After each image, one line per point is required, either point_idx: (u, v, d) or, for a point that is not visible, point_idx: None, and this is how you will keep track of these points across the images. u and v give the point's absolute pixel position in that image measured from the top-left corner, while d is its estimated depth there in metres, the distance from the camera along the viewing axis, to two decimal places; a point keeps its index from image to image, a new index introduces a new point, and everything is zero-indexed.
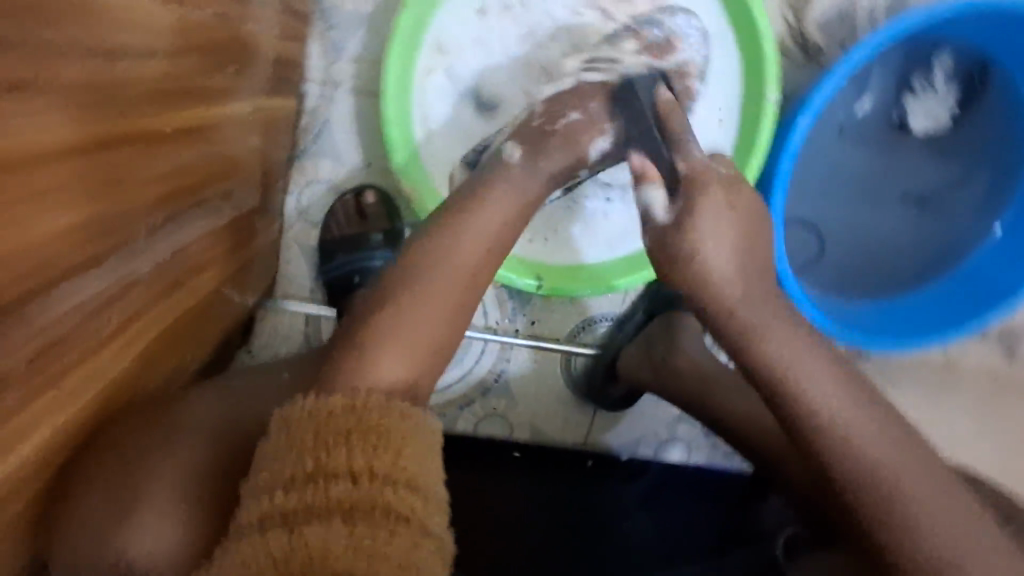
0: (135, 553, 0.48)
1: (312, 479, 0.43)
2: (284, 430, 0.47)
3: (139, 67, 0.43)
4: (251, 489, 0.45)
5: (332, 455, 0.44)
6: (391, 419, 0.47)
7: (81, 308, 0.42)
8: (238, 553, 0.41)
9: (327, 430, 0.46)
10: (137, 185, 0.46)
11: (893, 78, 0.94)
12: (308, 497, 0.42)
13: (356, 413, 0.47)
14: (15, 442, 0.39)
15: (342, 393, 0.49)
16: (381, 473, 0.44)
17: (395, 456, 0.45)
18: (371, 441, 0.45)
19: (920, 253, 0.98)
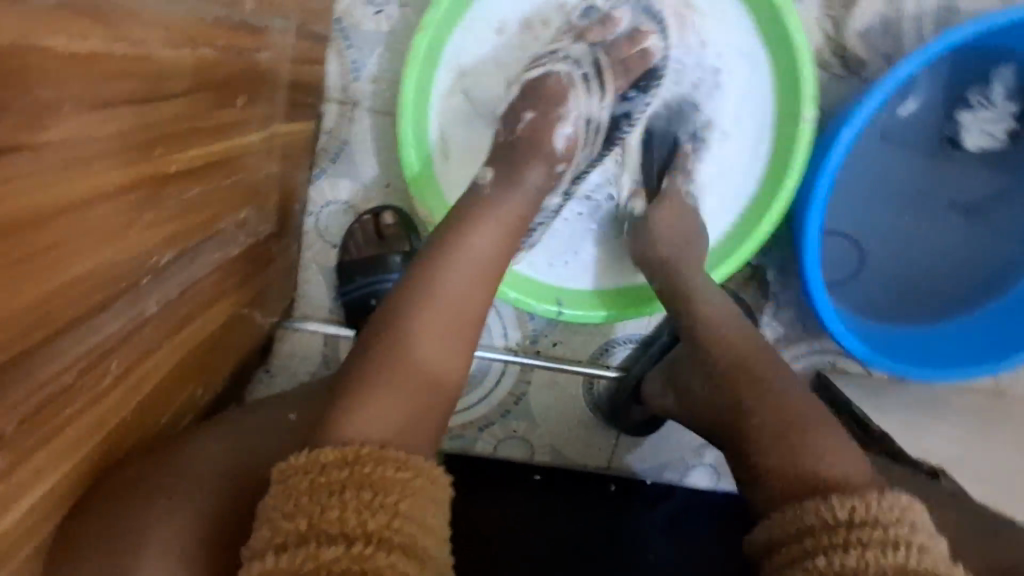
0: None
1: (303, 542, 0.42)
2: (282, 487, 0.45)
3: (149, 110, 0.41)
4: (248, 552, 0.43)
5: (325, 514, 0.43)
6: (386, 472, 0.45)
7: (81, 360, 0.41)
8: None
9: (320, 488, 0.44)
10: (143, 228, 0.44)
11: (942, 90, 0.89)
12: (297, 561, 0.41)
13: (351, 466, 0.45)
14: (7, 501, 0.38)
15: (334, 444, 0.47)
16: (374, 535, 0.42)
17: (391, 515, 0.43)
18: (366, 497, 0.44)
19: (964, 274, 0.93)
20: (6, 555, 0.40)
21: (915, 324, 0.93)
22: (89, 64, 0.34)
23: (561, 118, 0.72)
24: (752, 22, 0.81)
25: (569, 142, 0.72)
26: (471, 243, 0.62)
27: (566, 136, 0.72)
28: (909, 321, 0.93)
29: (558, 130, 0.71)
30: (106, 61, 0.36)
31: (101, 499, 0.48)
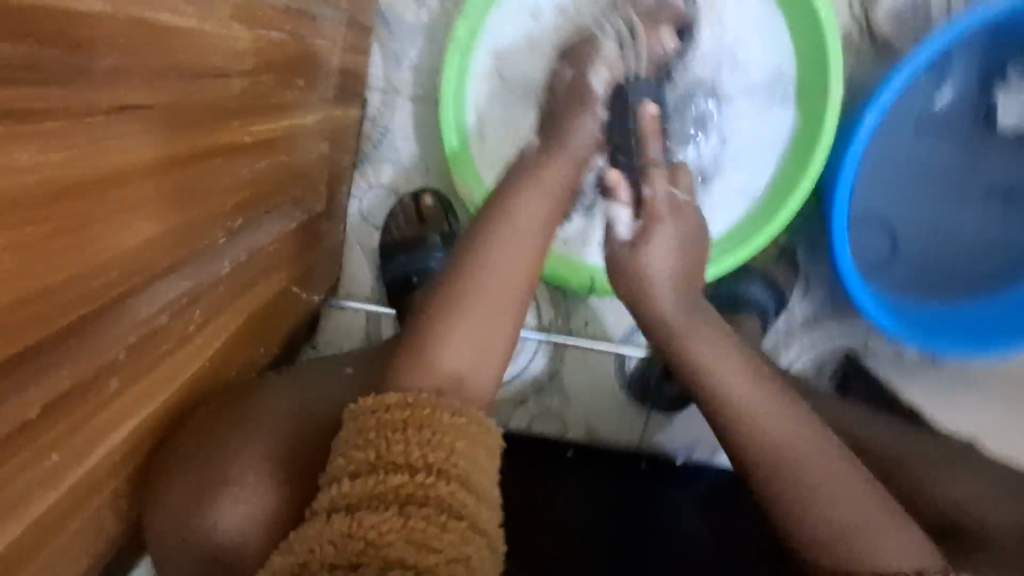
0: (216, 535, 0.50)
1: (373, 470, 0.46)
2: (353, 424, 0.49)
3: (227, 85, 0.47)
4: (324, 477, 0.48)
5: (391, 448, 0.47)
6: (441, 415, 0.50)
7: (171, 306, 0.46)
8: (308, 537, 0.43)
9: (385, 427, 0.48)
10: (220, 192, 0.50)
11: (977, 68, 0.89)
12: (368, 487, 0.45)
13: (412, 409, 0.49)
14: (114, 423, 0.43)
15: (396, 390, 0.51)
16: (435, 467, 0.46)
17: (448, 451, 0.47)
18: (426, 435, 0.48)
19: (1001, 253, 0.93)
20: (109, 473, 0.45)
21: (949, 303, 0.94)
22: (183, 40, 0.40)
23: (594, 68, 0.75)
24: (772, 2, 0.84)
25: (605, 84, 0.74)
26: (521, 220, 0.66)
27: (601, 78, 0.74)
28: (944, 300, 0.94)
29: (592, 74, 0.74)
30: (193, 40, 0.41)
31: (170, 452, 0.51)
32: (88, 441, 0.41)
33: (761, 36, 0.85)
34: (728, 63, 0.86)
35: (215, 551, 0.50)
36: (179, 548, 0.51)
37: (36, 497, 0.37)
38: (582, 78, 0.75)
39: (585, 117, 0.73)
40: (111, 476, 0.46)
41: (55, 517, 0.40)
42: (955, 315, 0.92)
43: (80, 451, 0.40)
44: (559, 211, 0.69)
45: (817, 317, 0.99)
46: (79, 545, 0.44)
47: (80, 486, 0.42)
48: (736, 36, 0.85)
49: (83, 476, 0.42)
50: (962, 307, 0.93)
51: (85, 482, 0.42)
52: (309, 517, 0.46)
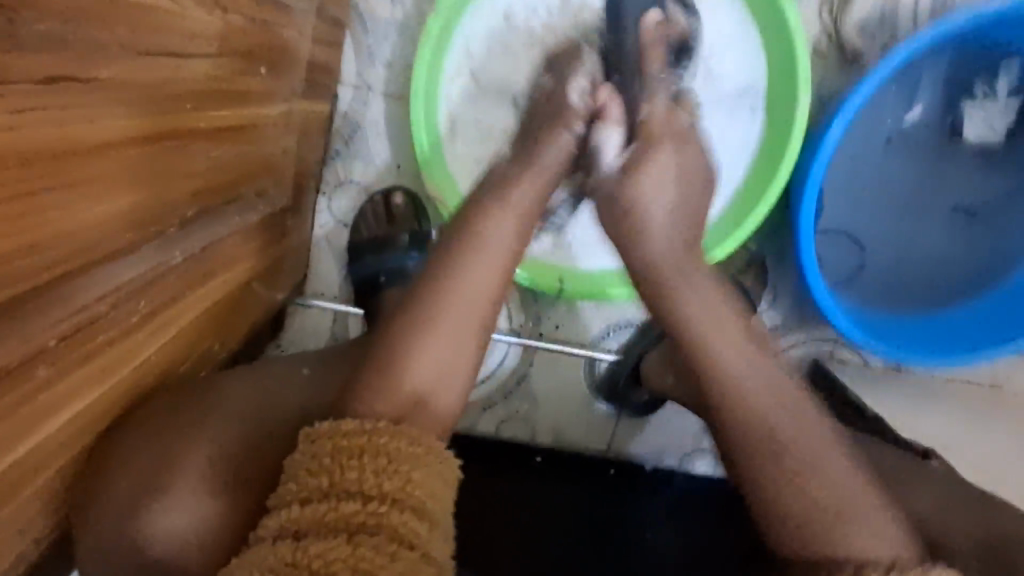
0: (155, 534, 0.48)
1: (325, 497, 0.43)
2: (307, 448, 0.46)
3: (181, 66, 0.45)
4: (274, 501, 0.45)
5: (344, 475, 0.44)
6: (401, 443, 0.46)
7: (112, 294, 0.44)
8: (251, 562, 0.40)
9: (342, 451, 0.45)
10: (174, 179, 0.48)
11: (944, 84, 0.91)
12: (318, 515, 0.42)
13: (370, 436, 0.46)
14: (47, 414, 0.41)
15: (357, 417, 0.48)
16: (390, 496, 0.43)
17: (404, 480, 0.44)
18: (382, 462, 0.45)
19: (962, 270, 0.95)
20: (43, 465, 0.43)
21: (912, 314, 0.95)
22: (133, 16, 0.38)
23: (576, 78, 0.73)
24: (741, 11, 0.84)
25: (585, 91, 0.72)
26: (493, 223, 0.64)
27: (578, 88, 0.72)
28: (907, 312, 0.95)
29: (571, 86, 0.73)
30: (141, 17, 0.39)
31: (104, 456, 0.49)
32: (16, 429, 0.38)
33: (732, 45, 0.86)
34: (699, 71, 0.86)
35: (153, 553, 0.48)
36: (115, 553, 0.48)
37: None
38: (562, 92, 0.73)
39: (562, 132, 0.70)
40: (46, 468, 0.43)
41: None
42: (920, 326, 0.93)
43: (8, 441, 0.38)
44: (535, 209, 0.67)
45: (784, 327, 1.00)
46: (5, 543, 0.42)
47: (8, 476, 0.39)
48: (711, 51, 0.86)
49: (12, 466, 0.39)
50: (924, 320, 0.94)
51: (12, 472, 0.40)
52: (254, 542, 0.43)
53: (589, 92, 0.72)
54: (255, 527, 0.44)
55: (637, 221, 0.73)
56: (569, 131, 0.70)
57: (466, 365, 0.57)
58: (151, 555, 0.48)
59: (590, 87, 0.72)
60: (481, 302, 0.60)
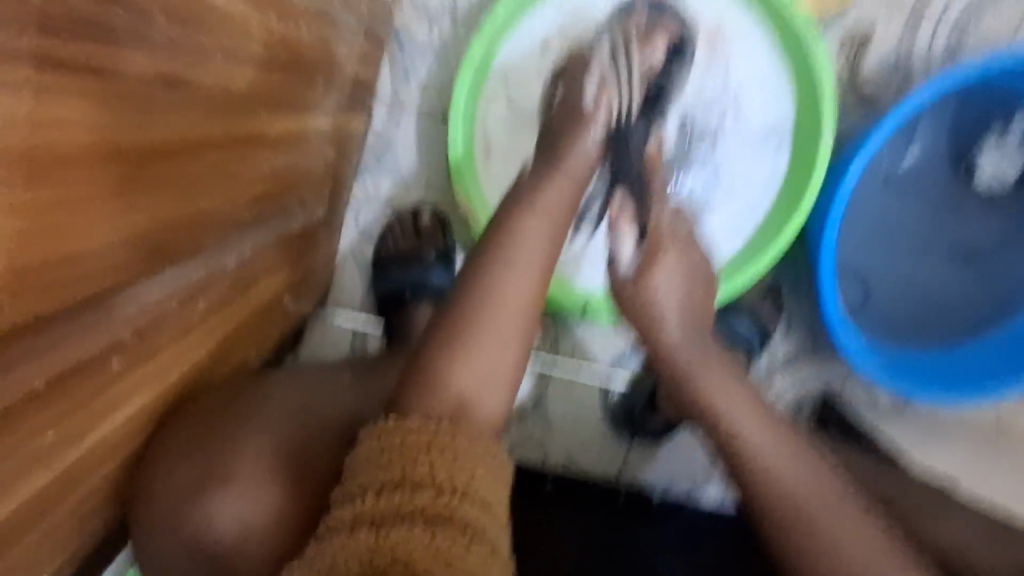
0: (209, 531, 0.48)
1: (397, 489, 0.45)
2: (373, 442, 0.48)
3: (254, 73, 0.46)
4: (342, 494, 0.46)
5: (414, 469, 0.46)
6: (462, 441, 0.48)
7: (177, 290, 0.44)
8: (328, 553, 0.42)
9: (411, 446, 0.47)
10: (239, 181, 0.49)
11: (944, 130, 0.95)
12: (392, 505, 0.44)
13: (435, 432, 0.48)
14: (109, 407, 0.41)
15: (418, 415, 0.50)
16: (459, 490, 0.45)
17: (470, 475, 0.47)
18: (449, 458, 0.47)
19: (967, 308, 0.97)
20: (98, 460, 0.43)
21: (918, 350, 0.97)
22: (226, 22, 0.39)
23: (585, 83, 0.76)
24: (773, 47, 0.88)
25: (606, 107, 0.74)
26: (535, 240, 0.65)
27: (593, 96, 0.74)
28: (913, 347, 0.97)
29: (584, 89, 0.75)
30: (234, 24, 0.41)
31: (165, 433, 0.51)
32: (82, 420, 0.39)
33: (764, 81, 0.89)
34: (731, 107, 0.90)
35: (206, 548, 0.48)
36: (171, 544, 0.49)
37: (28, 475, 0.35)
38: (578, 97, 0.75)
39: (591, 143, 0.72)
40: (102, 464, 0.43)
41: (42, 502, 0.38)
42: (927, 362, 0.95)
43: (76, 429, 0.38)
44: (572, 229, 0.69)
45: (796, 356, 1.02)
46: (57, 536, 0.42)
47: (73, 468, 0.40)
48: (740, 87, 0.89)
49: (76, 459, 0.40)
50: (929, 355, 0.96)
51: (74, 465, 0.40)
52: (324, 532, 0.45)
53: (599, 97, 0.74)
54: (321, 519, 0.46)
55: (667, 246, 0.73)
56: (596, 146, 0.72)
57: (510, 377, 0.58)
58: (205, 549, 0.48)
59: (599, 90, 0.74)
60: (522, 317, 0.61)
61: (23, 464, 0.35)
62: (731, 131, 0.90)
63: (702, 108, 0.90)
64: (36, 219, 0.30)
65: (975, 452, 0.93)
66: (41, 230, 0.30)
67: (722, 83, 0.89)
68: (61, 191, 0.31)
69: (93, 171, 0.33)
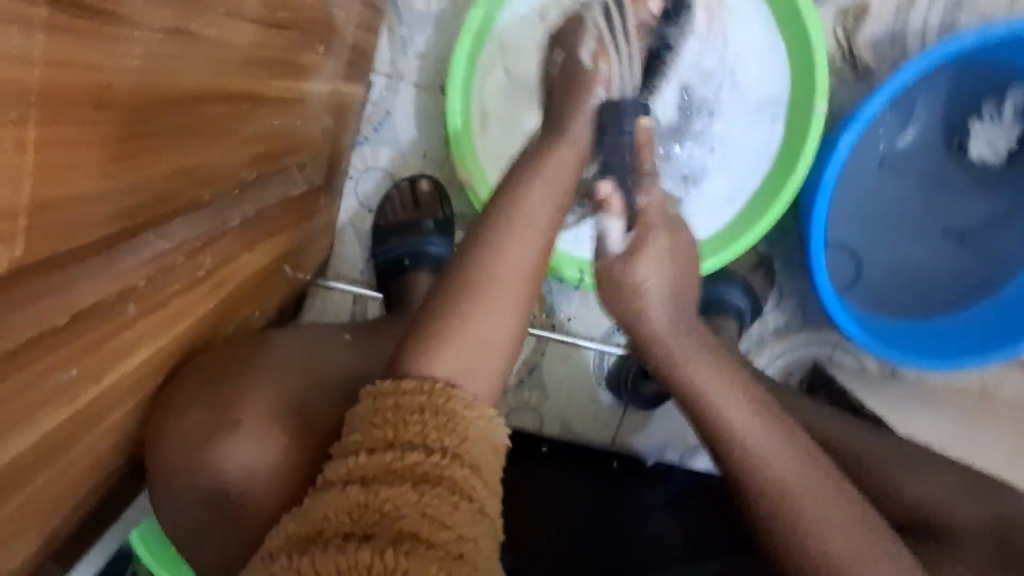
0: (218, 475, 0.51)
1: (390, 448, 0.47)
2: (370, 403, 0.51)
3: (258, 33, 0.47)
4: (339, 451, 0.49)
5: (408, 429, 0.48)
6: (456, 404, 0.51)
7: (184, 245, 0.46)
8: (322, 506, 0.45)
9: (404, 408, 0.50)
10: (242, 141, 0.50)
11: (940, 111, 0.96)
12: (384, 462, 0.46)
13: (429, 396, 0.51)
14: (120, 355, 0.42)
15: (413, 378, 0.53)
16: (450, 451, 0.48)
17: (461, 437, 0.49)
18: (442, 420, 0.49)
19: (958, 285, 0.99)
20: (112, 406, 0.45)
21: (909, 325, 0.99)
22: None
23: (581, 41, 0.73)
24: (769, 19, 0.89)
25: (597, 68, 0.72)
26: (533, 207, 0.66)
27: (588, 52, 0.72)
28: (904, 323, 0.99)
29: (581, 48, 0.72)
30: None
31: (181, 375, 0.52)
32: (96, 360, 0.40)
33: (760, 53, 0.90)
34: (727, 78, 0.91)
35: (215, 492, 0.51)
36: (183, 488, 0.51)
37: (44, 411, 0.37)
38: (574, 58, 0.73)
39: (589, 104, 0.71)
40: (114, 410, 0.45)
41: (53, 441, 0.39)
42: (917, 335, 0.97)
43: (88, 373, 0.39)
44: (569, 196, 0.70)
45: (788, 329, 1.04)
46: (73, 477, 0.44)
47: (86, 412, 0.41)
48: (737, 59, 0.90)
49: (88, 401, 0.41)
50: (920, 330, 0.98)
51: (90, 404, 0.41)
52: (321, 486, 0.47)
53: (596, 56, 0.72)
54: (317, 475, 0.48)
55: (654, 224, 0.70)
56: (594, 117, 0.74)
57: (509, 337, 0.60)
58: (215, 493, 0.51)
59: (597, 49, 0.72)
60: (521, 280, 0.62)
61: (40, 403, 0.36)
62: (726, 103, 0.91)
63: (699, 78, 0.90)
64: (60, 161, 0.31)
65: (959, 415, 0.96)
66: (63, 174, 0.31)
67: (719, 54, 0.90)
68: (81, 137, 0.31)
69: (111, 118, 0.33)
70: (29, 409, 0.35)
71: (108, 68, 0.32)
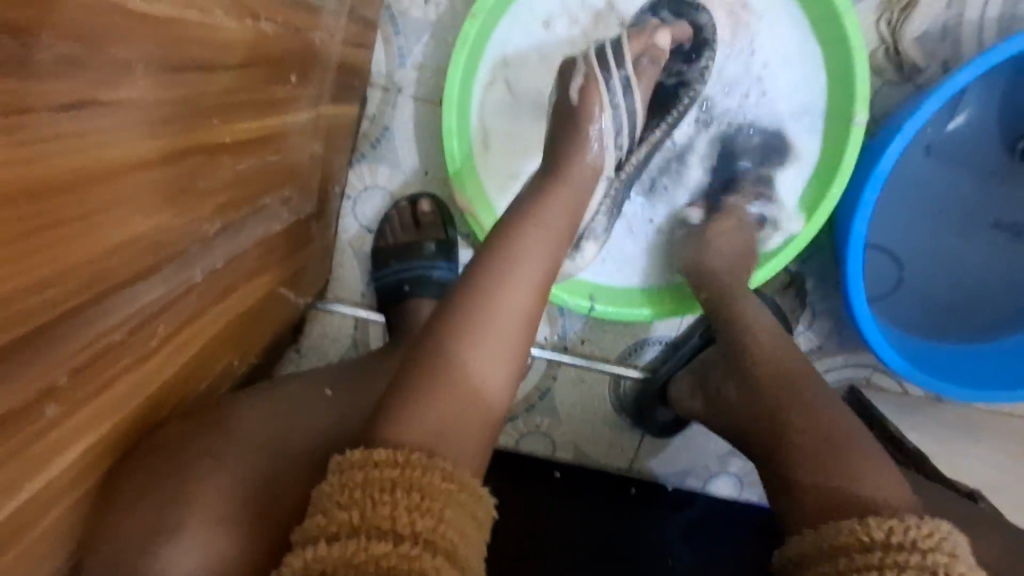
0: (177, 563, 0.46)
1: (354, 534, 0.42)
2: (336, 478, 0.45)
3: (210, 79, 0.41)
4: (299, 536, 0.44)
5: (376, 512, 0.43)
6: (432, 477, 0.45)
7: (131, 320, 0.41)
8: None
9: (372, 486, 0.44)
10: (200, 195, 0.45)
11: (996, 96, 0.85)
12: (347, 553, 0.41)
13: (402, 469, 0.45)
14: (59, 450, 0.38)
15: (387, 445, 0.47)
16: (422, 537, 0.42)
17: (437, 519, 0.43)
18: (415, 499, 0.44)
19: (1006, 292, 0.90)
20: (55, 502, 0.41)
21: (948, 337, 0.91)
22: (170, 33, 0.35)
23: (570, 76, 0.70)
24: (804, 18, 0.79)
25: (580, 95, 0.69)
26: (525, 247, 0.59)
27: (578, 89, 0.69)
28: (943, 335, 0.91)
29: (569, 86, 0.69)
30: (184, 32, 0.37)
31: (124, 471, 0.47)
32: (29, 467, 0.36)
33: (792, 58, 0.81)
34: (753, 89, 0.82)
35: None
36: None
37: None
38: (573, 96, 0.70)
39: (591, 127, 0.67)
40: (59, 506, 0.41)
41: None
42: (959, 353, 0.89)
43: (21, 478, 0.36)
44: (570, 231, 0.64)
45: (819, 349, 0.96)
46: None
47: (23, 515, 0.37)
48: (765, 67, 0.82)
49: (21, 505, 0.37)
50: (960, 344, 0.90)
51: (25, 509, 0.37)
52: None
53: (585, 90, 0.69)
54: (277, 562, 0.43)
55: None
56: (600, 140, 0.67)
57: (501, 395, 0.55)
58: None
59: (584, 81, 0.69)
60: (516, 332, 0.56)
61: None
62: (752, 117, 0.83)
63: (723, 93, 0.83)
64: None
65: None
66: None
67: (742, 63, 0.82)
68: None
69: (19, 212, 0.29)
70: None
71: (14, 158, 0.27)
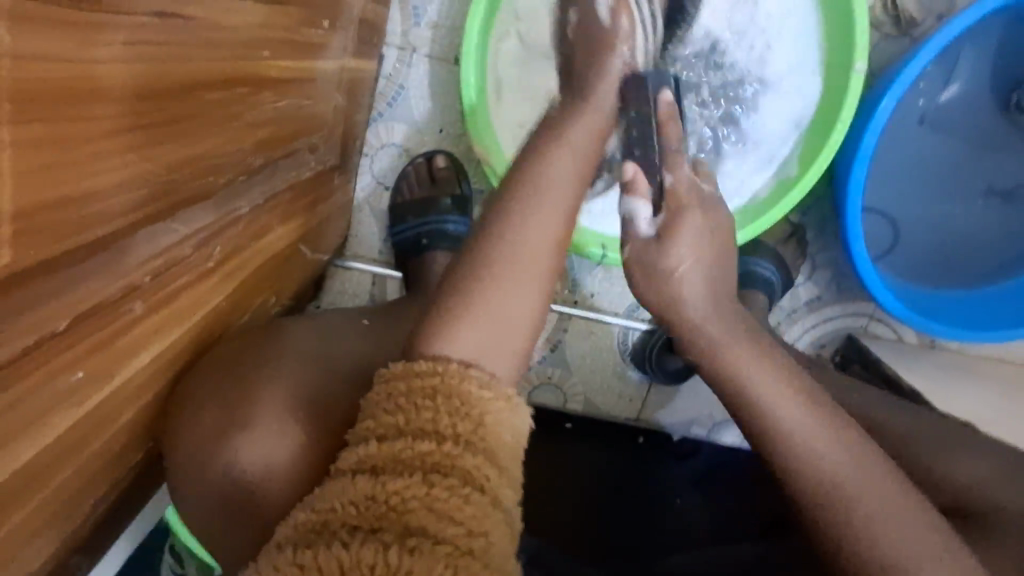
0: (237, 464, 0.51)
1: (400, 436, 0.46)
2: (382, 388, 0.50)
3: (256, 11, 0.44)
4: (354, 436, 0.48)
5: (420, 416, 0.47)
6: (470, 387, 0.49)
7: (191, 239, 0.44)
8: (330, 494, 0.44)
9: (416, 393, 0.49)
10: (249, 126, 0.49)
11: (987, 61, 0.89)
12: (394, 451, 0.45)
13: (441, 378, 0.49)
14: (128, 353, 0.42)
15: (427, 359, 0.51)
16: (462, 439, 0.46)
17: (475, 425, 0.47)
18: (455, 406, 0.48)
19: (1003, 247, 0.94)
20: (123, 405, 0.45)
21: (949, 290, 0.94)
22: None
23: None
24: None
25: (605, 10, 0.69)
26: (551, 182, 0.62)
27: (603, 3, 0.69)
28: (946, 288, 0.94)
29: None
30: None
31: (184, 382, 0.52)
32: (106, 363, 0.40)
33: (795, 17, 0.85)
34: (760, 44, 0.86)
35: (235, 481, 0.51)
36: (197, 475, 0.52)
37: (54, 413, 0.37)
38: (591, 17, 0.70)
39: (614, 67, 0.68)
40: (125, 410, 0.46)
41: (61, 447, 0.39)
42: (963, 303, 0.93)
43: (100, 372, 0.39)
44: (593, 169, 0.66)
45: (818, 300, 1.00)
46: (88, 473, 0.44)
47: (100, 409, 0.41)
48: (769, 23, 0.85)
49: (100, 400, 0.41)
50: (962, 296, 0.93)
51: (99, 408, 0.41)
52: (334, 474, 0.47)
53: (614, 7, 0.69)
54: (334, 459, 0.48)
55: (686, 200, 0.66)
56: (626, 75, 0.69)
57: (532, 319, 0.57)
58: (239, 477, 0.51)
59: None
60: (550, 263, 0.59)
61: (53, 402, 0.36)
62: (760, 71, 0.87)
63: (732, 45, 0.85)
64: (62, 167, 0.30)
65: (1006, 391, 0.91)
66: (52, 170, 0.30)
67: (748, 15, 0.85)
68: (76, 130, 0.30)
69: (106, 111, 0.32)
70: (33, 421, 0.35)
71: (99, 57, 0.30)
